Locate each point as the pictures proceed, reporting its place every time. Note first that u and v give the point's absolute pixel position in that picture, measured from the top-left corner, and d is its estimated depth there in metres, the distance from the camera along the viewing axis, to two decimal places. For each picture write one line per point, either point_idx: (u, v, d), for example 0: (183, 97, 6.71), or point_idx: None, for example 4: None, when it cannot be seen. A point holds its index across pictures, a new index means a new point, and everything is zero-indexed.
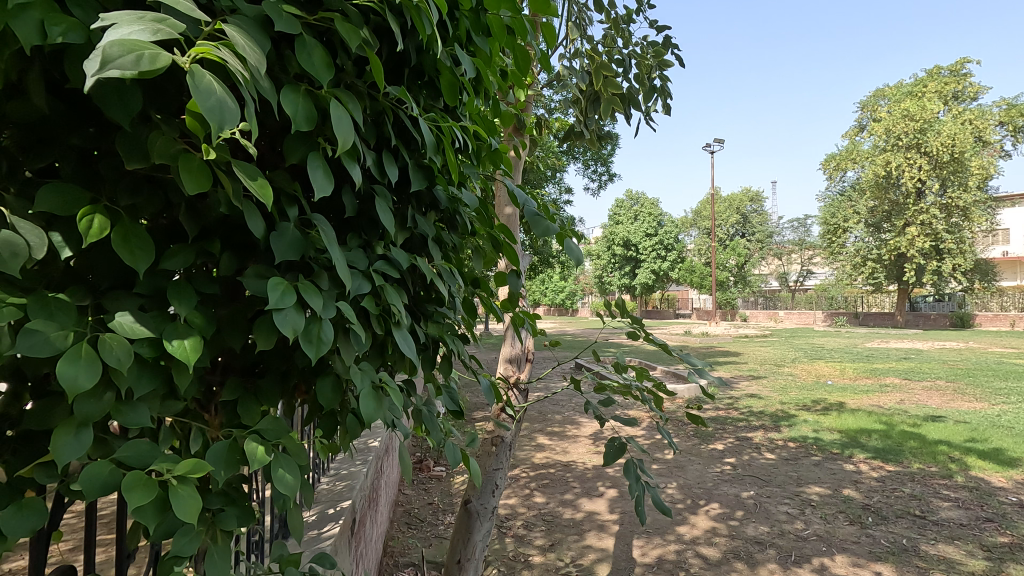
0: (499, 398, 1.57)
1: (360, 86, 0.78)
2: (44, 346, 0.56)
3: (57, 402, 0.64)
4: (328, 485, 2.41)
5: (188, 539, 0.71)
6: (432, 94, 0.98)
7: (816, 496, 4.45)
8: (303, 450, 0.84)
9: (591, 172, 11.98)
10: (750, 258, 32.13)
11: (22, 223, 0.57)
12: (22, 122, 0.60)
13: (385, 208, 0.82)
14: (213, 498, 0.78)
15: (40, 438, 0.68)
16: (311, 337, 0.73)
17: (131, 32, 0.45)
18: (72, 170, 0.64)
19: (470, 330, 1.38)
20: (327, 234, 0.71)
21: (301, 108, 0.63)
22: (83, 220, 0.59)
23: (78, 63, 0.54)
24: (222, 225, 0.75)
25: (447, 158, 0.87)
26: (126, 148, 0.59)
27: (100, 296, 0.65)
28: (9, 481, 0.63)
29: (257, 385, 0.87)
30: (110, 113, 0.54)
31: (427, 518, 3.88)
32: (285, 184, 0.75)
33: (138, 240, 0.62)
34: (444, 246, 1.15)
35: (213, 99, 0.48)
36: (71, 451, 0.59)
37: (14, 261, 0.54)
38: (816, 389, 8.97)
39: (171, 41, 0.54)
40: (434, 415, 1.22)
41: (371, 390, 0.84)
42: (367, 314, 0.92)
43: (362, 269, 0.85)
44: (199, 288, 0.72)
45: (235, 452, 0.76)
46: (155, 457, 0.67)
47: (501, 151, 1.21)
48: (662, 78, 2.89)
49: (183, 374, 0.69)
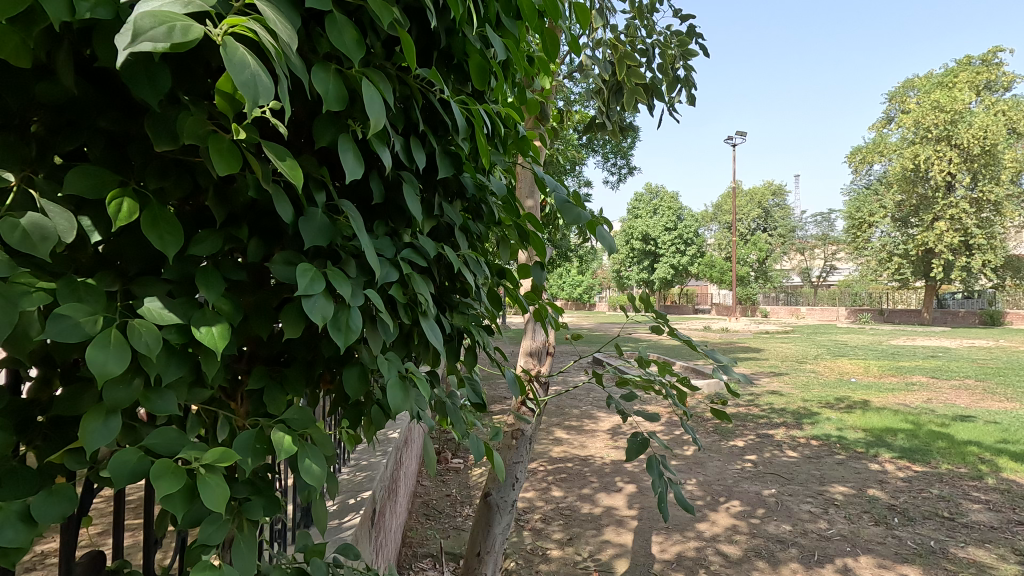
0: (523, 391, 1.55)
1: (389, 69, 0.76)
2: (72, 331, 0.55)
3: (86, 388, 0.64)
4: (349, 475, 2.43)
5: (216, 528, 0.70)
6: (461, 79, 0.96)
7: (841, 496, 4.36)
8: (329, 440, 0.82)
9: (611, 165, 11.82)
10: (771, 254, 31.60)
11: (52, 207, 0.56)
12: (51, 104, 0.60)
13: (412, 195, 0.80)
14: (240, 486, 0.77)
15: (71, 424, 0.68)
16: (339, 325, 0.71)
17: (162, 4, 0.44)
18: (101, 153, 0.63)
19: (494, 322, 1.35)
20: (355, 221, 0.69)
21: (332, 88, 0.62)
22: (113, 204, 0.57)
23: (108, 39, 0.53)
24: (250, 211, 0.74)
25: (480, 143, 0.84)
26: (155, 129, 0.58)
27: (129, 283, 0.64)
28: (39, 467, 0.63)
29: (282, 374, 0.86)
30: (137, 92, 0.52)
31: (445, 510, 3.89)
32: (312, 168, 0.73)
33: (165, 224, 0.60)
34: (470, 235, 1.13)
35: (247, 73, 0.46)
36: (101, 438, 0.58)
37: (44, 245, 0.54)
38: (840, 387, 8.80)
39: (202, 15, 0.52)
40: (457, 407, 1.20)
41: (398, 381, 0.83)
42: (395, 303, 0.91)
43: (389, 257, 0.83)
44: (227, 275, 0.71)
45: (261, 441, 0.75)
46: (183, 445, 0.66)
47: (529, 138, 1.18)
48: (686, 68, 2.82)
49: (211, 361, 0.68)
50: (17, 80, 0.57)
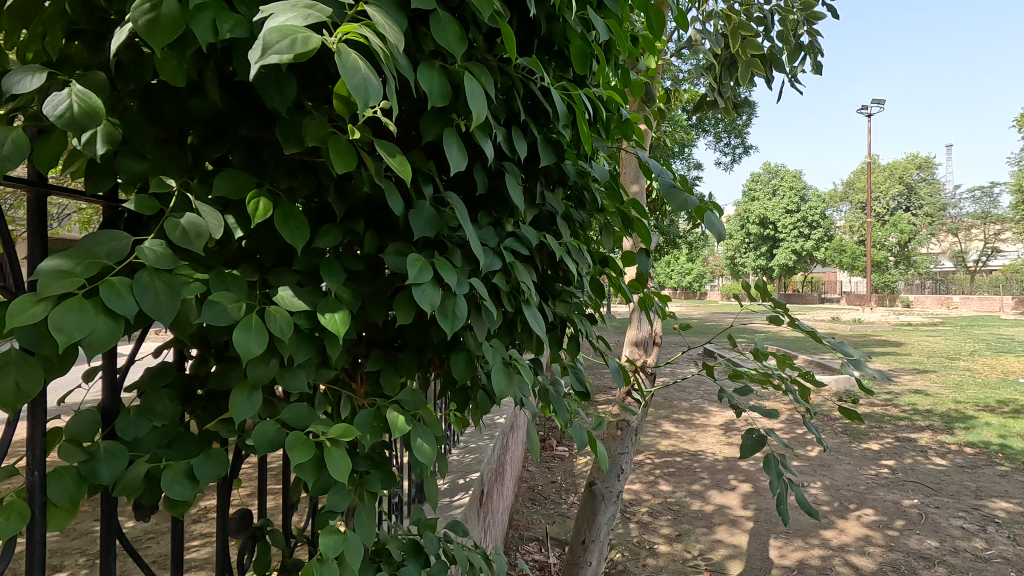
0: (627, 381, 1.51)
1: (491, 61, 0.78)
2: (223, 316, 0.62)
3: (235, 365, 0.73)
4: (458, 455, 2.55)
5: (341, 497, 0.77)
6: (562, 64, 0.95)
7: (1003, 513, 3.79)
8: (438, 421, 0.87)
9: (724, 145, 11.11)
10: (915, 236, 27.98)
11: (205, 208, 0.64)
12: (202, 118, 0.68)
13: (514, 184, 0.81)
14: (361, 460, 0.84)
15: (223, 397, 0.78)
16: (446, 312, 0.74)
17: (287, 19, 0.48)
18: (242, 158, 0.70)
19: (597, 311, 1.34)
20: (460, 211, 0.71)
21: (437, 85, 0.64)
22: (252, 203, 0.64)
23: (244, 56, 0.59)
24: (366, 205, 0.80)
25: (580, 128, 0.83)
26: (285, 133, 0.64)
27: (266, 273, 0.72)
28: (201, 434, 0.73)
29: (396, 358, 0.92)
30: (269, 101, 0.58)
31: (550, 496, 3.94)
32: (421, 163, 0.77)
33: (294, 220, 0.67)
34: (572, 223, 1.13)
35: (358, 76, 0.50)
36: (247, 410, 0.66)
37: (199, 241, 0.62)
38: (1004, 388, 7.62)
39: (321, 25, 0.56)
40: (560, 395, 1.21)
41: (501, 367, 0.85)
42: (498, 292, 0.93)
43: (493, 246, 0.85)
44: (348, 266, 0.78)
45: (378, 419, 0.81)
46: (312, 419, 0.73)
47: (633, 121, 1.14)
48: (811, 33, 2.57)
49: (333, 344, 0.74)
50: (176, 98, 0.66)
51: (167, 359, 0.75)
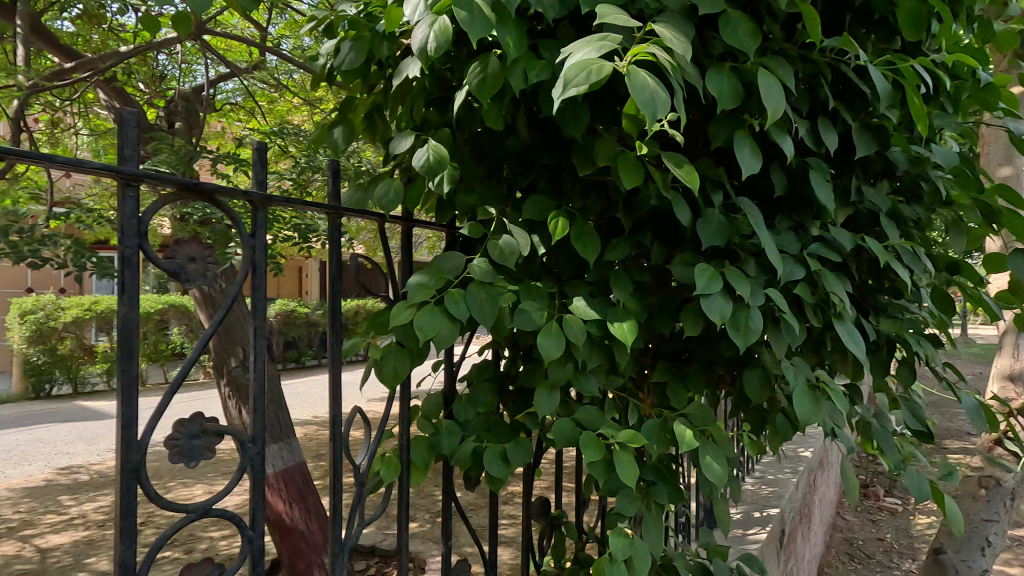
0: (994, 426, 1.16)
1: (790, 49, 0.71)
2: (527, 322, 0.72)
3: (536, 369, 0.84)
4: (753, 485, 2.33)
5: (630, 502, 0.79)
6: (886, 36, 0.81)
7: None
8: (730, 441, 0.82)
9: None
10: None
11: (513, 229, 0.76)
12: (513, 152, 0.82)
13: (821, 179, 0.72)
14: (648, 469, 0.85)
15: (529, 394, 0.90)
16: (739, 324, 0.70)
17: (584, 53, 0.53)
18: (544, 180, 0.82)
19: (944, 332, 1.06)
20: (753, 218, 0.67)
21: (726, 87, 0.62)
22: (552, 222, 0.73)
23: (545, 95, 0.69)
24: (652, 218, 0.81)
25: (913, 105, 0.68)
26: (580, 157, 0.72)
27: (562, 285, 0.80)
28: (511, 424, 0.85)
29: (684, 371, 0.91)
30: (572, 129, 0.65)
31: (877, 556, 3.23)
32: (709, 170, 0.75)
33: (591, 232, 0.73)
34: (904, 223, 0.93)
35: (648, 92, 0.52)
36: (547, 405, 0.75)
37: (508, 257, 0.74)
38: None
39: (612, 54, 0.61)
40: (889, 431, 0.99)
41: (806, 388, 0.75)
42: (802, 304, 0.83)
43: (793, 253, 0.77)
44: (636, 276, 0.81)
45: (666, 430, 0.81)
46: (602, 425, 0.78)
47: (1001, 85, 0.88)
48: None
49: (622, 353, 0.78)
50: (494, 138, 0.82)
51: (488, 357, 0.91)
